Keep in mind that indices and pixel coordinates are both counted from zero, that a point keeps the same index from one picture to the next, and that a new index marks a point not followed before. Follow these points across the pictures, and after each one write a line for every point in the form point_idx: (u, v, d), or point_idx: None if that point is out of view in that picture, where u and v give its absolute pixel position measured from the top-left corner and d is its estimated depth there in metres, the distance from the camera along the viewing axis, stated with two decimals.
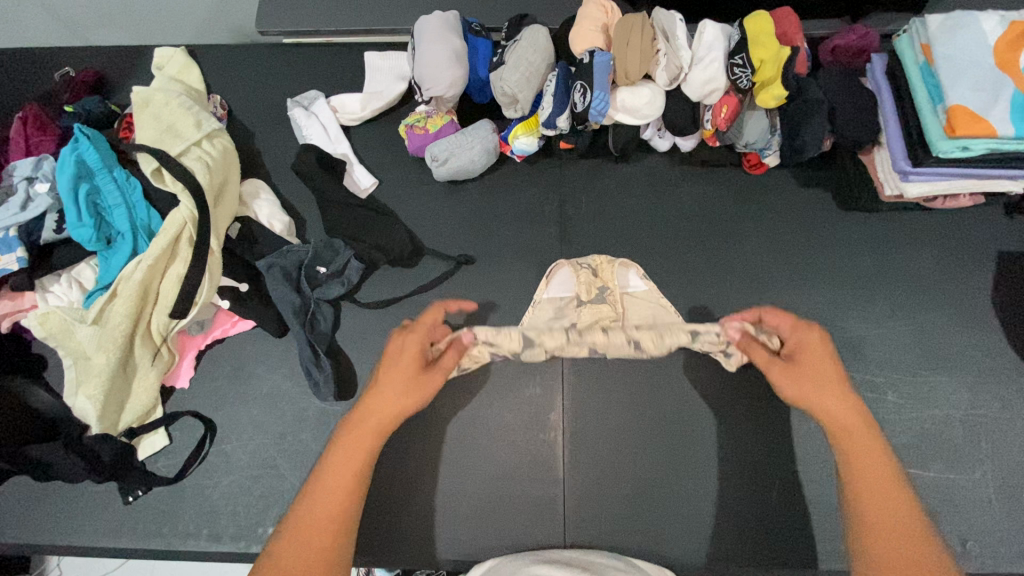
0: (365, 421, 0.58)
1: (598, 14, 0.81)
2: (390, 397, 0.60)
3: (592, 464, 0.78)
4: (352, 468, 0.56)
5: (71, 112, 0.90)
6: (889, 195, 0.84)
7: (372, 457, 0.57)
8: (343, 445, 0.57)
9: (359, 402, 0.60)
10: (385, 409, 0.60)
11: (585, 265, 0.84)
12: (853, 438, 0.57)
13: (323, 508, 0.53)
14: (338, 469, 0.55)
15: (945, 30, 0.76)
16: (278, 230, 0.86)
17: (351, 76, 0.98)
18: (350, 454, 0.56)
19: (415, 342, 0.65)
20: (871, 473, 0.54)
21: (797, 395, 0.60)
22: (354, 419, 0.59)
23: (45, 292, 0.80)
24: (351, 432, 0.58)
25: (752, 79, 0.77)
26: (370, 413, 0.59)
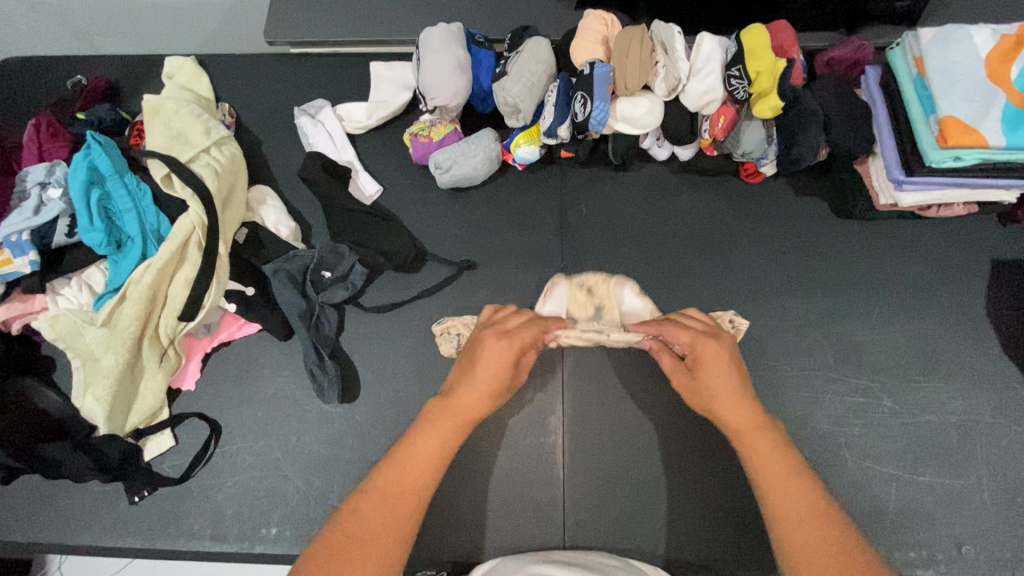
0: (456, 413, 0.61)
1: (598, 26, 0.83)
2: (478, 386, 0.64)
3: (591, 467, 0.79)
4: (440, 444, 0.59)
5: (85, 120, 0.92)
6: (883, 204, 0.85)
7: (459, 439, 0.60)
8: (431, 426, 0.60)
9: (451, 393, 0.63)
10: (468, 394, 0.63)
11: (582, 283, 0.82)
12: (753, 443, 0.60)
13: (410, 481, 0.56)
14: (427, 447, 0.58)
15: (937, 42, 0.78)
16: (284, 236, 0.88)
17: (357, 86, 1.00)
18: (435, 434, 0.59)
19: (510, 347, 0.66)
20: (778, 471, 0.58)
21: (698, 400, 0.67)
22: (444, 406, 0.62)
23: (55, 295, 0.81)
24: (440, 415, 0.61)
25: (747, 90, 0.79)
26: (458, 400, 0.62)
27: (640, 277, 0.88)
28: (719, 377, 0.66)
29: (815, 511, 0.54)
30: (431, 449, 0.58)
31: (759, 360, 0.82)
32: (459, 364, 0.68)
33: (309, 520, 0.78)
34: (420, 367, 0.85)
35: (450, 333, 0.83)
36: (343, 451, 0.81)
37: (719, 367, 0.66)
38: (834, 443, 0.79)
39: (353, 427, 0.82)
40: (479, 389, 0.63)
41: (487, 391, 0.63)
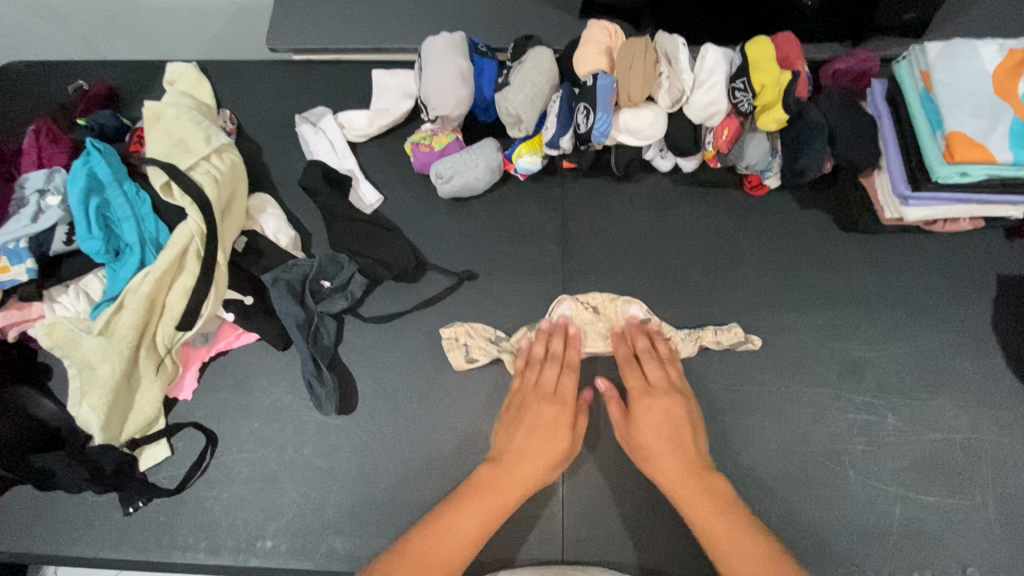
0: (501, 485, 0.68)
1: (602, 37, 0.82)
2: (527, 439, 0.71)
3: (591, 482, 0.78)
4: (494, 497, 0.67)
5: (85, 125, 0.91)
6: (888, 218, 0.84)
7: (500, 513, 0.66)
8: (472, 498, 0.67)
9: (501, 451, 0.72)
10: (524, 457, 0.70)
11: (586, 303, 0.84)
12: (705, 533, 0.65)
13: (447, 551, 0.63)
14: (467, 520, 0.65)
15: (944, 57, 0.77)
16: (283, 245, 0.87)
17: (359, 93, 0.99)
18: (483, 500, 0.67)
19: (551, 408, 0.74)
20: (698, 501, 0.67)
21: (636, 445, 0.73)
22: (492, 482, 0.68)
23: (52, 303, 0.81)
24: (494, 464, 0.70)
25: (752, 103, 0.78)
26: (509, 450, 0.71)
27: (642, 289, 0.87)
28: (669, 420, 0.72)
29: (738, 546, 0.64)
30: (489, 516, 0.66)
31: (762, 375, 0.82)
32: (506, 416, 0.76)
33: (306, 533, 0.77)
34: (419, 379, 0.84)
35: (457, 341, 0.83)
36: (341, 464, 0.80)
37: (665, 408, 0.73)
38: (837, 460, 0.78)
39: (351, 439, 0.81)
40: (525, 453, 0.70)
41: (543, 461, 0.70)
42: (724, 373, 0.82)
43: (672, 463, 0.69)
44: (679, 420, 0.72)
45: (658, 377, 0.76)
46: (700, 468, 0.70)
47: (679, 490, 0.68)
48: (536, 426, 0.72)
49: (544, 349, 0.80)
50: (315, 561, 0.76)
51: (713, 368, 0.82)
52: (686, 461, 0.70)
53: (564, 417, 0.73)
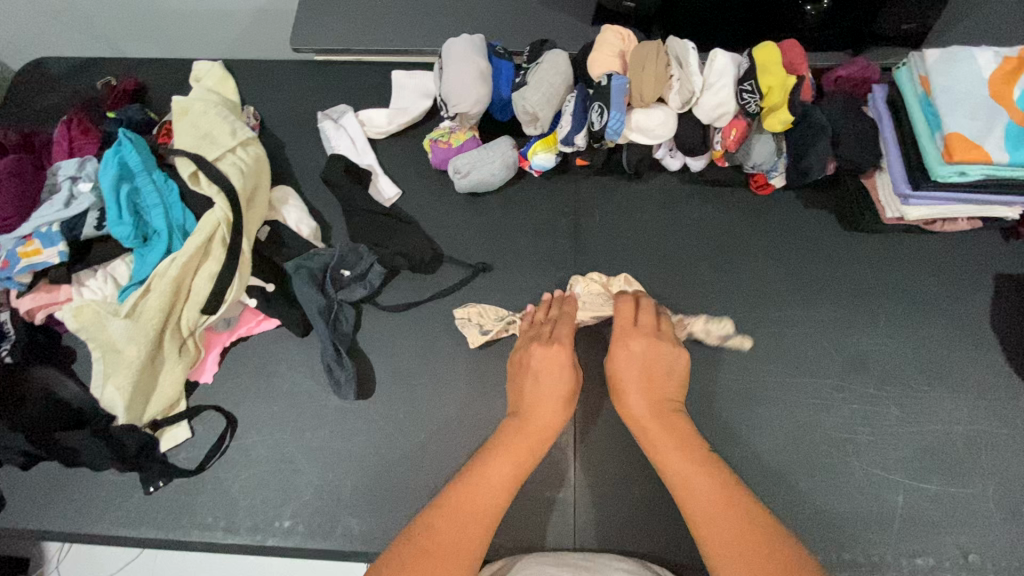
0: (529, 431, 0.71)
1: (615, 41, 0.86)
2: (545, 388, 0.74)
3: (602, 468, 0.80)
4: (523, 447, 0.69)
5: (115, 118, 0.95)
6: (889, 217, 0.87)
7: (529, 463, 0.69)
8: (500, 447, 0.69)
9: (525, 408, 0.73)
10: (543, 402, 0.73)
11: (594, 280, 0.88)
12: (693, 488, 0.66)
13: (480, 498, 0.64)
14: (499, 469, 0.67)
15: (942, 63, 0.81)
16: (304, 235, 0.91)
17: (379, 92, 1.03)
18: (510, 450, 0.69)
19: (562, 354, 0.76)
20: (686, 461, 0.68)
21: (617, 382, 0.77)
22: (521, 430, 0.71)
23: (80, 286, 0.83)
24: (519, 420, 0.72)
25: (759, 104, 0.82)
26: (529, 400, 0.74)
27: (652, 282, 0.90)
28: (651, 366, 0.76)
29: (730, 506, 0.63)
30: (511, 465, 0.67)
31: (767, 366, 0.84)
32: (512, 375, 0.79)
33: (323, 513, 0.79)
34: (434, 365, 0.86)
35: (470, 319, 0.86)
36: (358, 447, 0.82)
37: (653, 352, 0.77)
38: (841, 448, 0.80)
39: (368, 423, 0.83)
40: (549, 400, 0.73)
41: (560, 405, 0.73)
42: (731, 363, 0.84)
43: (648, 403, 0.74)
44: (662, 365, 0.76)
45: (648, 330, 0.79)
46: (667, 411, 0.73)
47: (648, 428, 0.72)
48: (542, 367, 0.76)
49: (544, 315, 0.84)
50: (332, 541, 0.77)
51: (721, 358, 0.85)
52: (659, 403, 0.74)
53: (565, 363, 0.76)
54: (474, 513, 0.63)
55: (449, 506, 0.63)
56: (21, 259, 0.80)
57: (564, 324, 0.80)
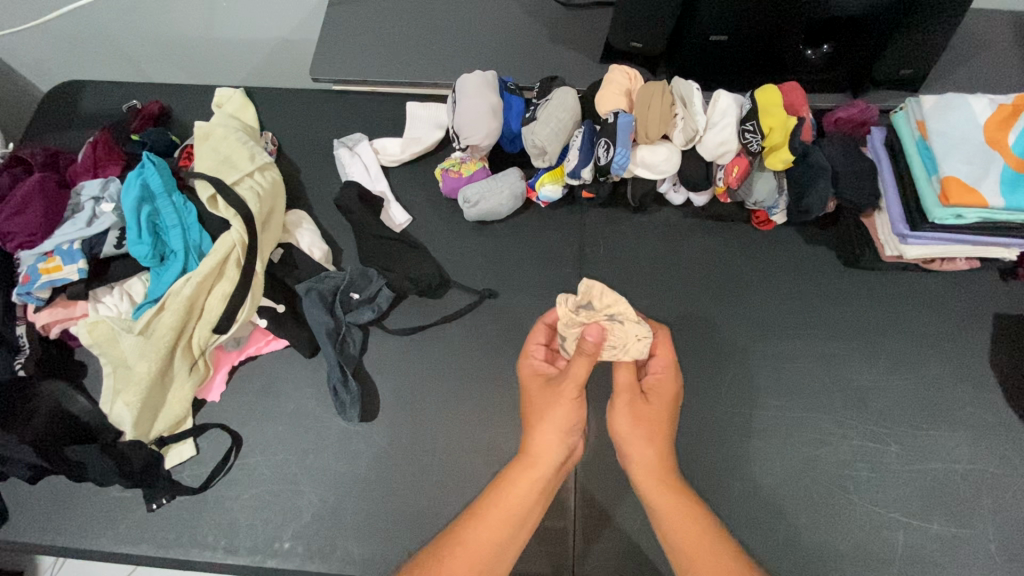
0: (531, 465, 0.71)
1: (622, 80, 0.90)
2: (554, 435, 0.72)
3: (603, 498, 0.81)
4: (531, 491, 0.70)
5: (139, 141, 0.99)
6: (888, 255, 0.89)
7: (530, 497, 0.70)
8: (511, 482, 0.70)
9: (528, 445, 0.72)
10: (544, 436, 0.72)
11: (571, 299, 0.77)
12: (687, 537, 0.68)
13: (475, 542, 0.66)
14: (501, 510, 0.69)
15: (938, 109, 0.84)
16: (316, 257, 0.93)
17: (394, 123, 1.07)
18: (518, 491, 0.70)
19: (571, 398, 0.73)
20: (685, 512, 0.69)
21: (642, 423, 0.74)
22: (523, 465, 0.71)
23: (96, 303, 0.85)
24: (527, 462, 0.72)
25: (761, 144, 0.85)
26: (537, 446, 0.72)
27: (655, 314, 0.91)
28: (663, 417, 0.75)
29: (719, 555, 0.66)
30: (516, 507, 0.69)
31: (768, 399, 0.85)
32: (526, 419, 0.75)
33: (323, 536, 0.79)
34: (439, 390, 0.87)
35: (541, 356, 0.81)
36: (360, 469, 0.83)
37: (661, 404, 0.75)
38: (842, 484, 0.80)
39: (370, 446, 0.84)
40: (553, 446, 0.72)
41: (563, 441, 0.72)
42: (733, 396, 0.85)
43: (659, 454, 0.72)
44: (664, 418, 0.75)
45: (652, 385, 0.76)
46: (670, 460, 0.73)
47: (656, 483, 0.71)
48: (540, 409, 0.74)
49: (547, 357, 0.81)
50: (330, 564, 0.78)
51: (722, 391, 0.85)
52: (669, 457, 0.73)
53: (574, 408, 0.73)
54: (475, 559, 0.66)
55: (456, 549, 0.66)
56: (41, 275, 0.82)
57: (581, 363, 0.73)
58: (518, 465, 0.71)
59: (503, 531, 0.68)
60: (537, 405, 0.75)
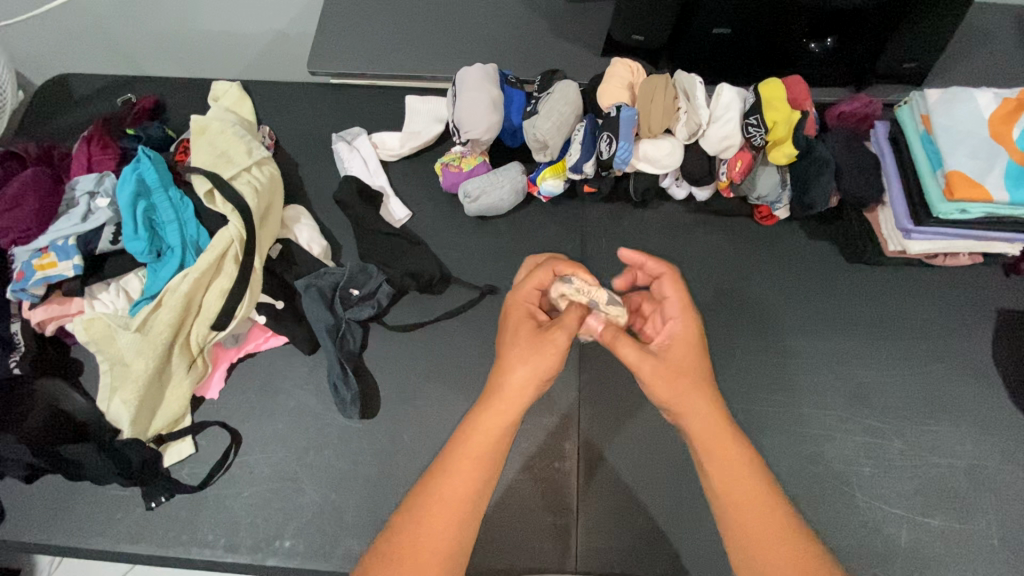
0: (499, 401, 0.63)
1: (624, 74, 0.89)
2: (524, 377, 0.64)
3: (606, 492, 0.80)
4: (495, 438, 0.62)
5: (133, 134, 0.97)
6: (892, 250, 0.89)
7: (507, 429, 0.63)
8: (480, 421, 0.63)
9: (495, 383, 0.65)
10: (514, 367, 0.64)
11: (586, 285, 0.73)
12: (745, 503, 0.60)
13: (446, 501, 0.59)
14: (463, 476, 0.60)
15: (943, 102, 0.84)
16: (315, 253, 0.92)
17: (393, 117, 1.06)
18: (487, 431, 0.62)
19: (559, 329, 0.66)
20: (735, 472, 0.61)
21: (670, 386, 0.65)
22: (489, 403, 0.64)
23: (92, 299, 0.84)
24: (487, 404, 0.64)
25: (764, 137, 0.84)
26: (510, 386, 0.64)
27: None
28: (682, 372, 0.66)
29: (778, 528, 0.58)
30: (492, 448, 0.62)
31: (770, 394, 0.85)
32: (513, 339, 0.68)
33: (324, 534, 0.78)
34: (439, 386, 0.86)
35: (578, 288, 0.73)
36: (361, 467, 0.82)
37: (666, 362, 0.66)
38: (845, 480, 0.80)
39: (371, 443, 0.83)
40: (524, 386, 0.64)
41: (533, 380, 0.64)
42: (736, 391, 0.85)
43: (706, 407, 0.64)
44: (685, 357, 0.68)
45: (632, 347, 0.67)
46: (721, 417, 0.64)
47: (709, 442, 0.63)
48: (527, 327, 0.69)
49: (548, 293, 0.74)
50: (331, 563, 0.77)
51: (725, 386, 0.85)
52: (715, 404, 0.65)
53: (558, 357, 0.65)
54: (455, 507, 0.59)
55: (420, 508, 0.59)
56: (36, 272, 0.81)
57: (576, 312, 0.69)
58: (483, 407, 0.63)
59: (459, 509, 0.59)
60: (523, 347, 0.66)
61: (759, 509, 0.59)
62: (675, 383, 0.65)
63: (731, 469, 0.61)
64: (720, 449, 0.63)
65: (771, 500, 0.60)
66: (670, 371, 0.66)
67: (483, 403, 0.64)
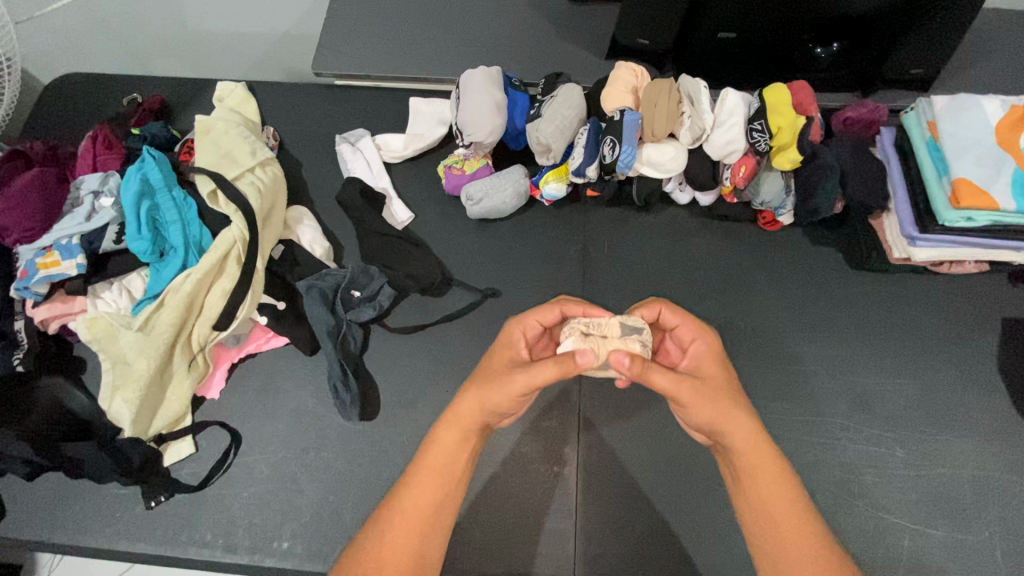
0: (457, 417, 0.64)
1: (628, 77, 0.89)
2: (479, 397, 0.64)
3: (605, 497, 0.80)
4: (455, 452, 0.63)
5: (138, 135, 0.98)
6: (896, 257, 0.88)
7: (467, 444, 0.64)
8: (438, 438, 0.63)
9: (460, 400, 0.65)
10: (474, 387, 0.65)
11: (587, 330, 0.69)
12: (791, 529, 0.59)
13: (409, 514, 0.60)
14: (422, 490, 0.61)
15: (950, 109, 0.83)
16: (318, 255, 0.93)
17: (397, 118, 1.06)
18: (444, 444, 0.63)
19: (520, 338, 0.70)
20: (778, 500, 0.60)
21: (706, 416, 0.62)
22: (450, 414, 0.64)
23: (95, 298, 0.84)
24: (446, 423, 0.64)
25: (769, 143, 0.84)
26: (465, 408, 0.64)
27: None
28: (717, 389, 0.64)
29: (819, 553, 0.57)
30: (447, 466, 0.62)
31: (772, 401, 0.84)
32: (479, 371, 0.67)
33: (322, 536, 0.78)
34: (439, 388, 0.86)
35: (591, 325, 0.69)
36: (360, 469, 0.82)
37: (715, 380, 0.65)
38: (847, 490, 0.79)
39: (371, 445, 0.83)
40: (499, 401, 0.63)
41: (512, 396, 0.62)
42: None
43: (748, 427, 0.62)
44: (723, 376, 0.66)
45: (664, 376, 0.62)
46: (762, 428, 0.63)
47: (750, 460, 0.62)
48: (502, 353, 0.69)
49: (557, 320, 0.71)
50: (329, 565, 0.77)
51: None
52: (756, 425, 0.63)
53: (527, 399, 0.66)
54: (416, 522, 0.60)
55: (390, 519, 0.60)
56: (40, 270, 0.82)
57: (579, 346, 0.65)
58: (444, 421, 0.64)
59: (421, 522, 0.60)
60: (487, 370, 0.67)
61: (800, 533, 0.58)
62: (714, 405, 0.62)
63: (765, 486, 0.61)
64: (761, 471, 0.61)
65: (807, 519, 0.59)
66: (706, 398, 0.63)
67: (441, 420, 0.65)
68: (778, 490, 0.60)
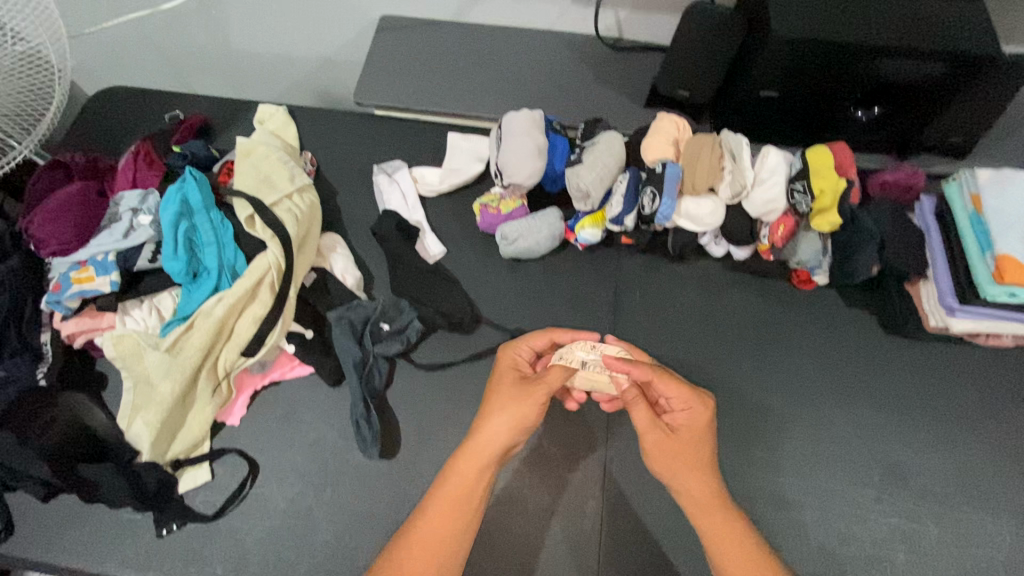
0: (477, 446, 0.72)
1: (670, 129, 0.89)
2: (497, 423, 0.72)
3: (628, 555, 0.77)
4: (474, 477, 0.70)
5: (179, 153, 0.98)
6: (933, 326, 0.87)
7: (485, 465, 0.71)
8: (459, 467, 0.71)
9: (477, 429, 0.73)
10: (491, 417, 0.73)
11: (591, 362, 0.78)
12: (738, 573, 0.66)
13: (430, 539, 0.67)
14: (441, 515, 0.68)
15: (993, 183, 0.84)
16: (348, 284, 0.92)
17: (434, 152, 1.06)
18: (462, 475, 0.70)
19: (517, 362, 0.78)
20: (737, 552, 0.67)
21: (668, 467, 0.73)
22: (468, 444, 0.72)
23: (124, 315, 0.84)
24: (468, 452, 0.72)
25: (810, 205, 0.85)
26: (486, 434, 0.72)
27: (690, 368, 0.88)
28: (684, 454, 0.72)
29: None
30: (466, 491, 0.70)
31: (801, 466, 0.82)
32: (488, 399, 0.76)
33: None
34: (463, 430, 0.85)
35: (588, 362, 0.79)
36: (378, 509, 0.80)
37: (688, 440, 0.73)
38: (878, 566, 0.76)
39: (390, 485, 0.81)
40: (502, 426, 0.72)
41: (509, 424, 0.72)
42: (767, 461, 0.82)
43: (705, 489, 0.71)
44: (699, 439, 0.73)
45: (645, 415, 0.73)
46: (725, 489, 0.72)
47: (710, 513, 0.70)
48: (512, 385, 0.75)
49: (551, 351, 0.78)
50: None
51: (756, 454, 0.83)
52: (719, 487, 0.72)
53: (537, 411, 0.74)
54: (435, 547, 0.67)
55: (408, 543, 0.67)
56: (73, 285, 0.82)
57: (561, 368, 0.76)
58: (467, 450, 0.72)
59: (440, 548, 0.67)
60: (500, 395, 0.75)
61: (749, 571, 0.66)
62: (677, 460, 0.72)
63: (730, 541, 0.68)
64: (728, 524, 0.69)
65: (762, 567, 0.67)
66: (676, 452, 0.73)
67: (461, 449, 0.72)
68: (728, 537, 0.68)
